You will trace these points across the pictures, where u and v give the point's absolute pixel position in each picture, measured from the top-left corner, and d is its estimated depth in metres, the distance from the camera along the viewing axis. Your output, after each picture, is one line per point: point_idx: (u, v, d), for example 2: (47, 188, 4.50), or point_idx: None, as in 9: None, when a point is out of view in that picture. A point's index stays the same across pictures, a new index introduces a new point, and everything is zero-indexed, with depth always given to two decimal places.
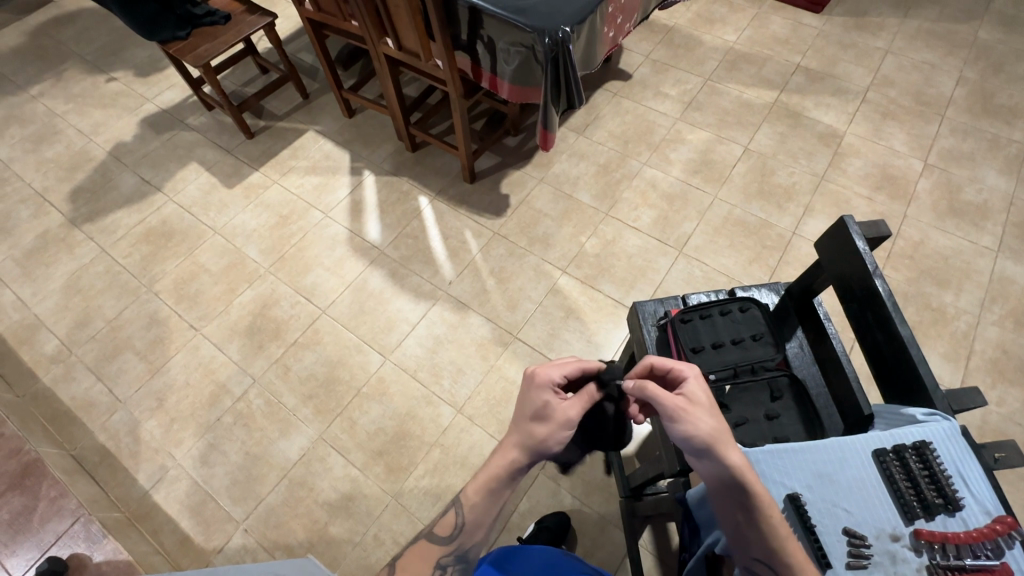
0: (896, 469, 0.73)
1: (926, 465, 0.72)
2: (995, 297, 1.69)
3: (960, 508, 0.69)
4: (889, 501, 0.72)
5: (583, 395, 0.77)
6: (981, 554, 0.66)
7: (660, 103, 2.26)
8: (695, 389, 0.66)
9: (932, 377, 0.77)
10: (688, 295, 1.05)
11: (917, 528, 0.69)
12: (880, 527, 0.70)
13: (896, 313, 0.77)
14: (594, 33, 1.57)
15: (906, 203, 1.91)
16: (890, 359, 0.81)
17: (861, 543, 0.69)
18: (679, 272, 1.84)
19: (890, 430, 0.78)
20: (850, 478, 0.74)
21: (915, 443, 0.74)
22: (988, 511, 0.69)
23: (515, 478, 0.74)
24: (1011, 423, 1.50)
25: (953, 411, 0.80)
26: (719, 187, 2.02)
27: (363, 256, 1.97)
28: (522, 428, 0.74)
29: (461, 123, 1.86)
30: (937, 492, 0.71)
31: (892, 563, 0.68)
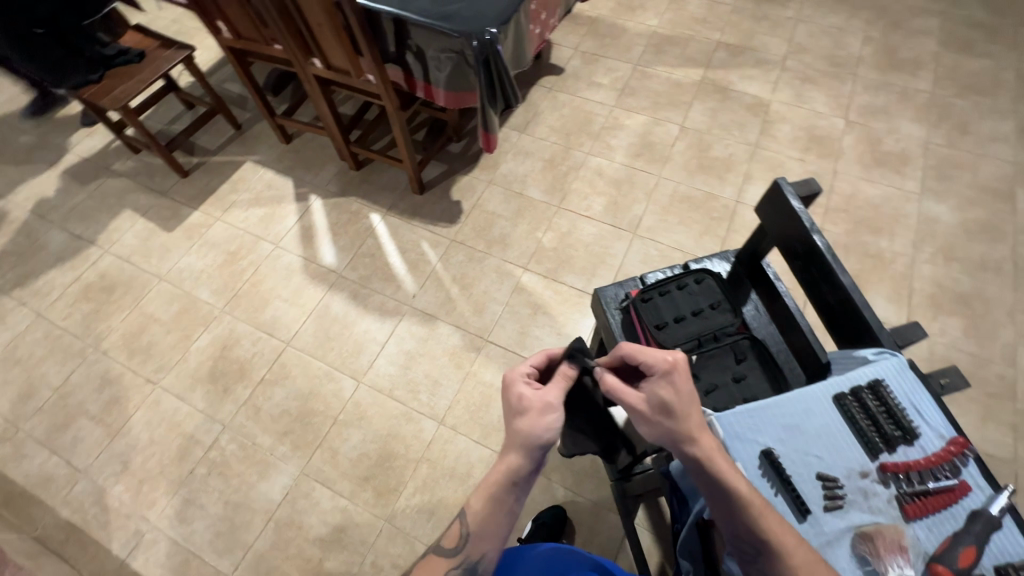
0: (856, 410, 0.77)
1: (882, 401, 0.77)
2: (925, 237, 1.82)
3: (916, 437, 0.75)
4: (855, 441, 0.76)
5: (557, 376, 0.81)
6: (941, 476, 0.72)
7: (595, 93, 2.31)
8: (660, 393, 0.68)
9: (876, 317, 0.81)
10: (645, 274, 1.08)
11: (882, 462, 0.74)
12: (850, 467, 0.74)
13: (836, 265, 0.81)
14: (520, 31, 1.59)
15: (835, 160, 2.02)
16: (837, 307, 0.85)
17: (834, 485, 0.73)
18: (636, 254, 1.89)
19: (846, 373, 0.82)
20: (817, 424, 0.78)
21: (869, 381, 0.79)
22: (940, 435, 0.75)
23: (516, 483, 0.72)
24: (956, 351, 1.61)
25: (898, 347, 0.86)
26: (662, 167, 2.08)
27: (322, 282, 1.92)
28: (510, 428, 0.75)
29: (402, 134, 1.85)
30: (894, 425, 0.76)
31: (866, 498, 0.72)
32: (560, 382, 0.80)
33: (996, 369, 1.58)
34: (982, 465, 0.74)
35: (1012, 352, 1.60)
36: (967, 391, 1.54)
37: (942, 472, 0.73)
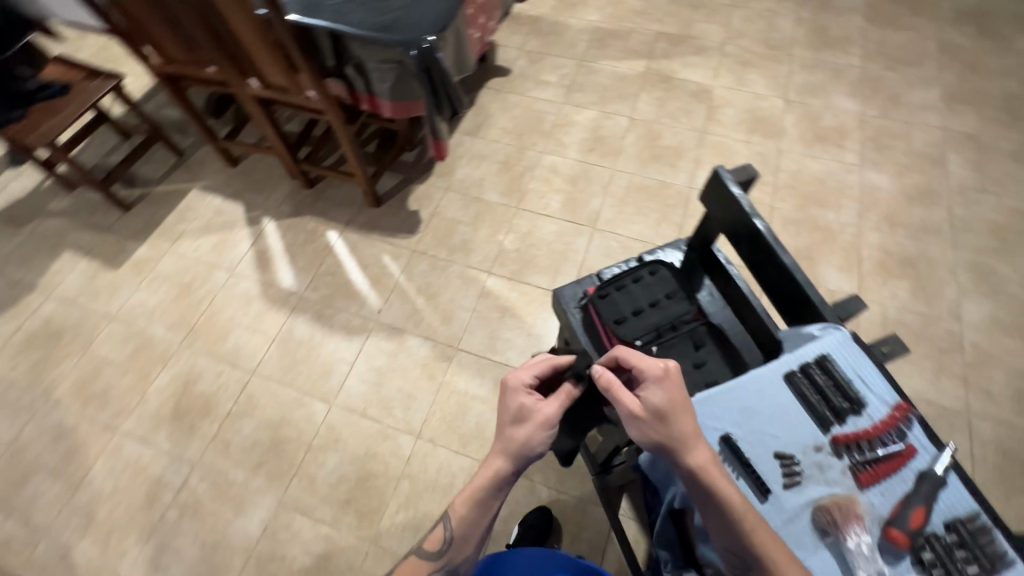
0: (807, 386, 0.80)
1: (830, 376, 0.80)
2: (868, 206, 1.90)
3: (864, 406, 0.79)
4: (808, 416, 0.79)
5: (560, 392, 0.80)
6: (889, 441, 0.77)
7: (543, 92, 2.33)
8: (653, 396, 0.68)
9: (819, 294, 0.84)
10: (602, 270, 1.09)
11: (834, 435, 0.78)
12: (805, 443, 0.78)
13: (777, 246, 0.83)
14: (460, 36, 1.58)
15: (778, 139, 2.09)
16: (782, 287, 0.88)
17: (792, 463, 0.76)
18: (598, 248, 1.91)
19: (795, 350, 0.84)
20: (773, 404, 0.80)
21: (818, 357, 0.81)
22: (886, 402, 0.79)
23: (502, 487, 0.75)
24: (906, 312, 1.69)
25: (842, 320, 0.90)
26: (616, 159, 2.11)
27: (283, 306, 1.87)
28: (503, 435, 0.76)
29: (351, 149, 1.82)
30: (843, 397, 0.79)
31: (821, 471, 0.76)
32: (561, 397, 0.79)
33: (944, 326, 1.66)
34: (925, 426, 0.78)
35: (957, 307, 1.68)
36: (919, 350, 1.62)
37: (889, 437, 0.77)
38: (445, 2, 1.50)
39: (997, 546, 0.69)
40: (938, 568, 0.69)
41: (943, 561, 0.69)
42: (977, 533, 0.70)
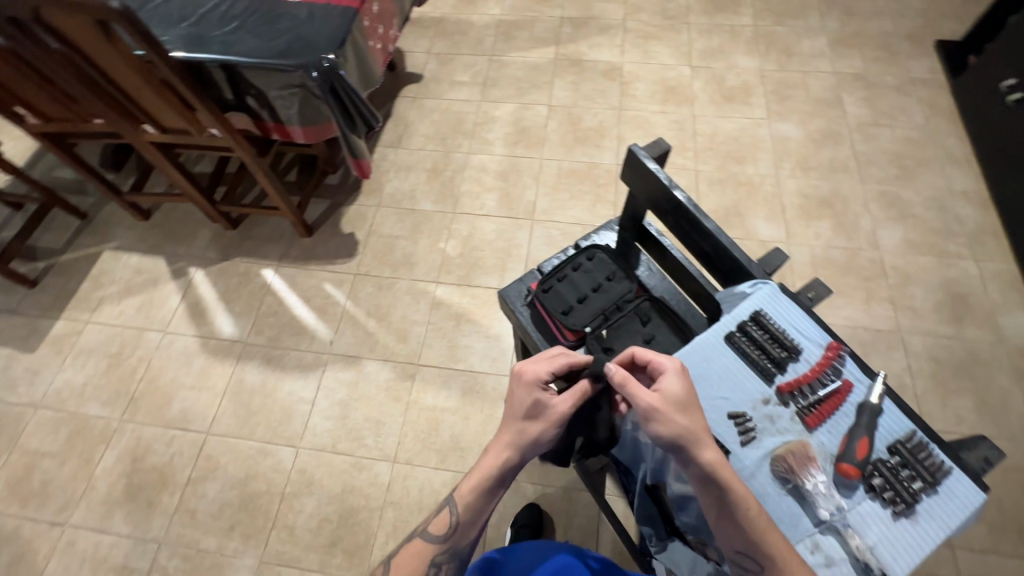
0: (747, 344, 0.84)
1: (766, 329, 0.84)
2: (782, 156, 2.00)
3: (800, 353, 0.83)
4: (752, 372, 0.83)
5: (573, 389, 0.77)
6: (827, 380, 0.81)
7: (459, 92, 2.31)
8: (673, 388, 0.67)
9: (744, 253, 0.88)
10: (543, 263, 1.10)
11: (778, 385, 0.82)
12: (753, 398, 0.81)
13: (699, 214, 0.86)
14: (360, 50, 1.53)
15: (691, 105, 2.17)
16: (711, 251, 0.91)
17: (745, 419, 0.79)
18: (540, 239, 1.92)
19: (731, 311, 0.88)
20: (718, 368, 0.83)
21: (752, 314, 0.86)
22: (818, 344, 0.84)
23: (510, 477, 0.75)
24: (832, 249, 1.80)
25: (769, 273, 0.95)
26: (541, 148, 2.12)
27: (227, 356, 1.78)
28: (513, 426, 0.75)
29: (269, 183, 1.74)
30: (780, 347, 0.84)
31: (772, 422, 0.79)
32: (573, 392, 0.76)
33: (866, 255, 1.78)
34: (855, 360, 0.84)
35: (874, 236, 1.81)
36: (848, 281, 1.74)
37: (827, 376, 0.82)
38: (338, 18, 1.45)
39: (932, 457, 0.76)
40: (888, 491, 0.74)
41: (891, 483, 0.74)
42: (915, 449, 0.76)
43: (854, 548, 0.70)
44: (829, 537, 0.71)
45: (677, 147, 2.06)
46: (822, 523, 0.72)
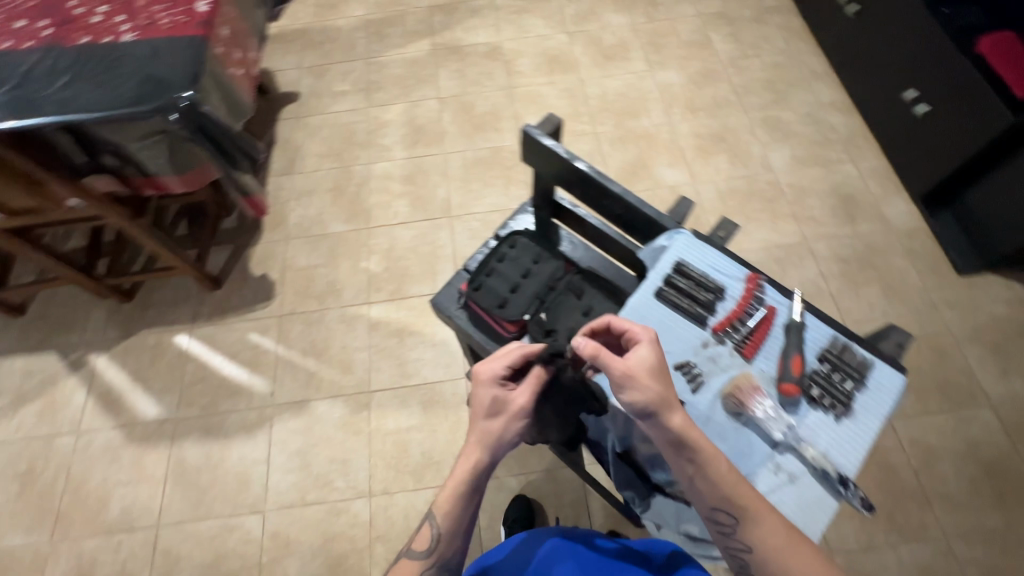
0: (676, 295, 0.87)
1: (689, 277, 0.87)
2: (671, 103, 2.08)
3: (725, 291, 0.87)
4: (687, 320, 0.86)
5: (530, 376, 0.77)
6: (754, 311, 0.86)
7: (343, 103, 2.20)
8: (646, 355, 0.67)
9: (654, 209, 0.91)
10: (467, 262, 1.08)
11: (713, 326, 0.85)
12: (693, 345, 0.84)
13: (605, 179, 0.87)
14: (221, 80, 1.40)
15: (576, 70, 2.19)
16: (624, 214, 0.93)
17: (690, 367, 0.82)
18: (462, 234, 1.89)
19: (656, 267, 0.91)
20: (655, 324, 0.85)
21: (673, 266, 0.88)
22: (739, 279, 0.89)
23: (485, 477, 0.73)
24: (733, 180, 1.91)
25: (681, 222, 0.98)
26: (442, 143, 2.07)
27: (159, 439, 1.62)
28: (481, 427, 0.74)
29: (156, 244, 1.58)
30: (707, 290, 0.87)
31: (715, 363, 0.83)
32: (532, 382, 0.76)
33: (764, 179, 1.90)
34: (772, 285, 0.89)
35: (766, 159, 1.94)
36: (753, 207, 1.85)
37: (752, 307, 0.87)
38: (186, 50, 1.32)
39: (856, 356, 0.82)
40: (827, 397, 0.79)
41: (828, 390, 0.79)
42: (841, 352, 0.83)
43: (810, 459, 0.75)
44: (787, 454, 0.76)
45: (573, 114, 2.08)
46: (778, 444, 0.77)
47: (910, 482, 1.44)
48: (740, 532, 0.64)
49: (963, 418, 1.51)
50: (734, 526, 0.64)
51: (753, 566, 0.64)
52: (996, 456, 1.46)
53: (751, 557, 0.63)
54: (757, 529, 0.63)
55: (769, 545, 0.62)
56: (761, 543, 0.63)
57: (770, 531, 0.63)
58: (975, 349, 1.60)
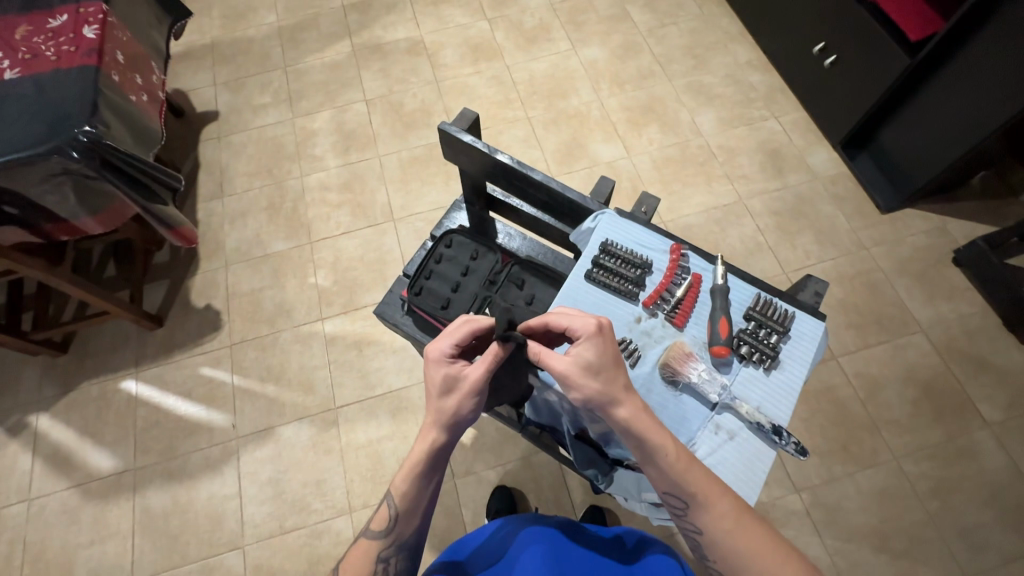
0: (606, 275, 0.88)
1: (616, 256, 0.89)
2: (598, 79, 2.10)
3: (651, 264, 0.90)
4: (619, 298, 0.88)
5: (486, 352, 0.71)
6: (680, 281, 0.89)
7: (266, 116, 2.11)
8: (585, 354, 0.68)
9: (577, 192, 0.93)
10: (409, 267, 1.17)
11: (644, 301, 0.88)
12: (628, 321, 0.87)
13: (524, 169, 0.91)
14: (122, 109, 1.32)
15: (501, 56, 2.18)
16: (550, 200, 0.96)
17: (627, 343, 0.85)
18: (408, 236, 1.86)
19: (584, 250, 0.93)
20: (590, 306, 0.87)
21: (600, 247, 0.90)
22: (664, 251, 0.91)
23: (442, 458, 0.73)
24: (666, 148, 1.95)
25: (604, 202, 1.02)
26: (375, 146, 2.03)
27: (120, 492, 1.54)
28: (434, 406, 0.72)
29: (81, 290, 1.48)
30: (634, 266, 0.89)
31: (650, 336, 0.86)
32: (487, 358, 0.71)
33: (695, 143, 1.95)
34: (696, 252, 0.92)
35: (695, 124, 1.99)
36: (689, 172, 1.90)
37: (679, 276, 0.90)
38: (77, 83, 1.23)
39: (778, 310, 0.87)
40: (755, 353, 0.83)
41: (756, 346, 0.83)
42: (765, 309, 0.87)
43: (745, 415, 0.79)
44: (725, 413, 0.80)
45: (504, 101, 2.08)
46: (715, 405, 0.80)
47: (859, 412, 1.53)
48: (690, 515, 0.66)
49: (900, 346, 1.61)
50: (685, 509, 0.67)
51: (706, 548, 0.66)
52: (932, 376, 1.57)
53: (702, 539, 0.66)
54: (708, 513, 0.65)
55: (718, 529, 0.65)
56: (711, 526, 0.65)
57: (720, 514, 0.65)
58: (903, 279, 1.71)
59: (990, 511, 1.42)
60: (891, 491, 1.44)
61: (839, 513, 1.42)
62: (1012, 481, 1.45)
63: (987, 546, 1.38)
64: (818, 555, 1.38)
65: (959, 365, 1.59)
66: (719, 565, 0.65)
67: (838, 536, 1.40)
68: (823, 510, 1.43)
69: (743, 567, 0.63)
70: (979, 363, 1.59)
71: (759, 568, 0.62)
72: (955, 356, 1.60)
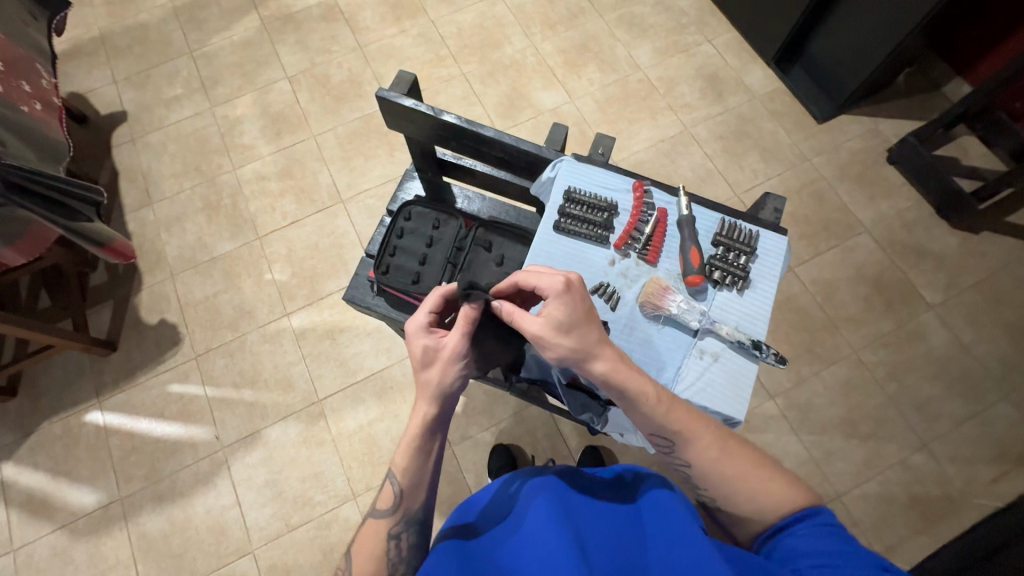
0: (575, 224, 0.88)
1: (581, 203, 0.89)
2: (528, 23, 2.03)
3: (617, 206, 0.90)
4: (590, 245, 0.88)
5: (458, 319, 0.72)
6: (647, 217, 0.90)
7: (180, 109, 1.95)
8: (554, 313, 0.69)
9: (531, 143, 0.91)
10: (370, 246, 1.13)
11: (615, 243, 0.88)
12: (602, 266, 0.88)
13: (474, 127, 0.88)
14: (15, 123, 1.18)
15: (424, 11, 2.06)
16: (504, 156, 0.94)
17: (605, 287, 0.86)
18: (361, 215, 1.80)
19: (549, 201, 0.92)
20: (562, 257, 0.88)
21: (564, 196, 0.89)
22: (627, 190, 0.92)
23: (438, 428, 0.72)
24: (607, 87, 1.92)
25: (561, 150, 1.00)
26: (307, 126, 1.91)
27: (111, 524, 1.49)
28: (420, 380, 0.72)
29: (16, 328, 1.36)
30: (601, 210, 0.89)
31: (625, 276, 0.87)
32: (461, 324, 0.72)
33: (635, 78, 1.93)
34: (657, 187, 0.93)
35: (632, 58, 1.96)
36: (633, 109, 1.89)
37: (645, 214, 0.90)
38: None
39: (743, 231, 0.89)
40: (728, 277, 0.86)
41: (727, 270, 0.86)
42: (731, 232, 0.89)
43: (727, 336, 0.82)
44: (708, 337, 0.83)
45: (435, 59, 1.98)
46: (697, 331, 0.83)
47: (818, 315, 1.63)
48: (678, 451, 0.70)
49: (848, 248, 1.71)
50: (671, 446, 0.70)
51: (695, 480, 0.70)
52: (879, 271, 1.68)
53: (691, 472, 0.70)
54: (692, 446, 0.69)
55: (704, 459, 0.68)
56: (698, 458, 0.69)
57: (705, 446, 0.69)
58: (845, 184, 1.79)
59: (940, 384, 1.56)
60: (853, 382, 1.56)
61: (811, 410, 1.53)
62: (956, 354, 1.59)
63: (940, 414, 1.53)
64: (797, 451, 1.50)
65: (902, 256, 1.70)
66: (711, 491, 0.69)
67: (812, 430, 1.52)
68: (796, 409, 1.53)
69: (733, 489, 0.67)
70: (918, 252, 1.71)
71: (749, 487, 0.67)
72: (897, 249, 1.71)
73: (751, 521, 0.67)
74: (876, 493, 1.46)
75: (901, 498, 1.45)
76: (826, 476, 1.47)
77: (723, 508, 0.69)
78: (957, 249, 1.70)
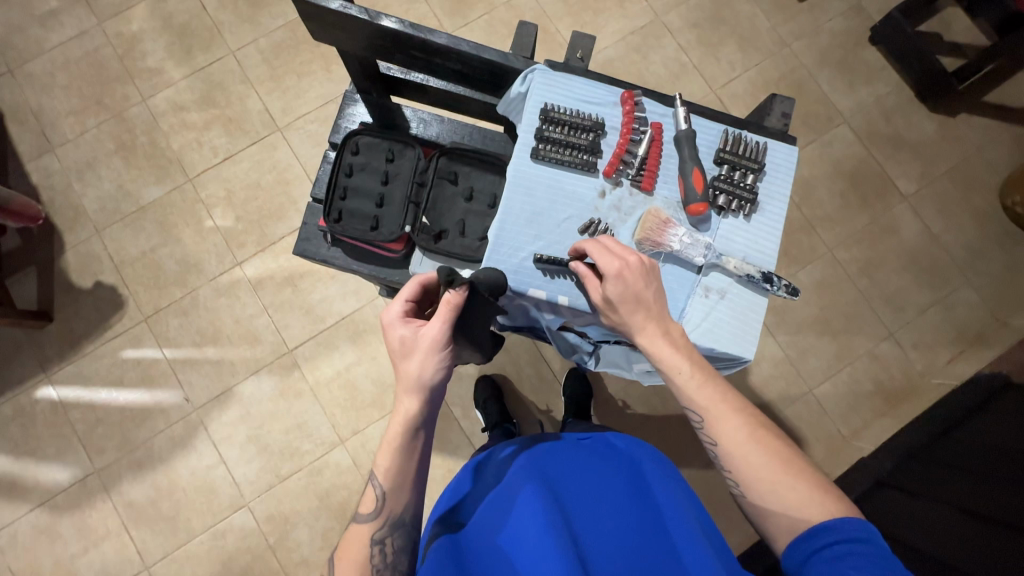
0: (556, 149, 0.77)
1: (562, 123, 0.77)
2: None
3: (604, 123, 0.79)
4: (577, 174, 0.78)
5: (440, 304, 0.64)
6: (639, 135, 0.79)
7: (61, 28, 1.61)
8: (606, 292, 0.69)
9: (494, 50, 0.77)
10: (316, 188, 1.00)
11: (604, 170, 0.78)
12: (592, 199, 0.78)
13: (421, 33, 0.72)
14: None
15: None
16: (463, 68, 0.80)
17: (597, 224, 0.77)
18: (304, 145, 1.59)
19: (522, 122, 0.79)
20: (545, 192, 0.77)
21: (541, 115, 0.77)
22: (614, 103, 0.80)
23: (423, 426, 0.66)
24: None
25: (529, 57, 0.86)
26: (223, 40, 1.62)
27: (92, 496, 1.44)
28: (399, 372, 0.66)
29: None
30: (585, 131, 0.78)
31: (619, 208, 0.78)
32: (443, 311, 0.64)
33: None
34: (649, 97, 0.81)
35: None
36: None
37: (637, 131, 0.79)
38: None
39: (748, 145, 0.81)
40: (733, 201, 0.79)
41: (733, 193, 0.78)
42: (735, 147, 0.80)
43: (734, 270, 0.76)
44: (713, 273, 0.77)
45: None
46: (701, 267, 0.77)
47: (796, 216, 1.60)
48: (708, 428, 0.67)
49: (826, 142, 1.64)
50: (702, 422, 0.67)
51: (722, 461, 0.66)
52: (856, 165, 1.63)
53: (717, 451, 0.66)
54: (720, 426, 0.66)
55: (735, 441, 0.65)
56: (725, 439, 0.65)
57: (733, 428, 0.65)
58: (825, 72, 1.67)
59: (909, 274, 1.59)
60: (828, 280, 1.57)
61: (787, 312, 1.55)
62: (925, 244, 1.61)
63: (908, 304, 1.58)
64: (773, 352, 1.53)
65: (879, 148, 1.65)
66: (735, 477, 0.65)
67: (789, 331, 1.54)
68: (773, 313, 1.55)
69: (758, 478, 0.63)
70: (895, 141, 1.65)
71: (773, 481, 0.62)
72: (875, 139, 1.65)
73: (778, 519, 0.62)
74: (845, 384, 1.53)
75: (867, 385, 1.53)
76: (801, 373, 1.53)
77: (746, 496, 0.64)
78: (934, 134, 1.66)
